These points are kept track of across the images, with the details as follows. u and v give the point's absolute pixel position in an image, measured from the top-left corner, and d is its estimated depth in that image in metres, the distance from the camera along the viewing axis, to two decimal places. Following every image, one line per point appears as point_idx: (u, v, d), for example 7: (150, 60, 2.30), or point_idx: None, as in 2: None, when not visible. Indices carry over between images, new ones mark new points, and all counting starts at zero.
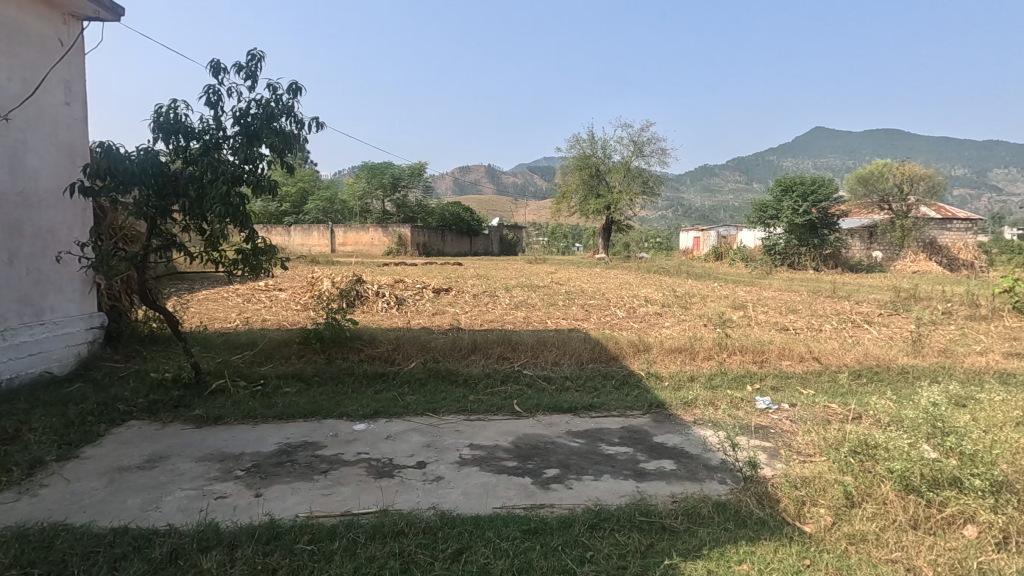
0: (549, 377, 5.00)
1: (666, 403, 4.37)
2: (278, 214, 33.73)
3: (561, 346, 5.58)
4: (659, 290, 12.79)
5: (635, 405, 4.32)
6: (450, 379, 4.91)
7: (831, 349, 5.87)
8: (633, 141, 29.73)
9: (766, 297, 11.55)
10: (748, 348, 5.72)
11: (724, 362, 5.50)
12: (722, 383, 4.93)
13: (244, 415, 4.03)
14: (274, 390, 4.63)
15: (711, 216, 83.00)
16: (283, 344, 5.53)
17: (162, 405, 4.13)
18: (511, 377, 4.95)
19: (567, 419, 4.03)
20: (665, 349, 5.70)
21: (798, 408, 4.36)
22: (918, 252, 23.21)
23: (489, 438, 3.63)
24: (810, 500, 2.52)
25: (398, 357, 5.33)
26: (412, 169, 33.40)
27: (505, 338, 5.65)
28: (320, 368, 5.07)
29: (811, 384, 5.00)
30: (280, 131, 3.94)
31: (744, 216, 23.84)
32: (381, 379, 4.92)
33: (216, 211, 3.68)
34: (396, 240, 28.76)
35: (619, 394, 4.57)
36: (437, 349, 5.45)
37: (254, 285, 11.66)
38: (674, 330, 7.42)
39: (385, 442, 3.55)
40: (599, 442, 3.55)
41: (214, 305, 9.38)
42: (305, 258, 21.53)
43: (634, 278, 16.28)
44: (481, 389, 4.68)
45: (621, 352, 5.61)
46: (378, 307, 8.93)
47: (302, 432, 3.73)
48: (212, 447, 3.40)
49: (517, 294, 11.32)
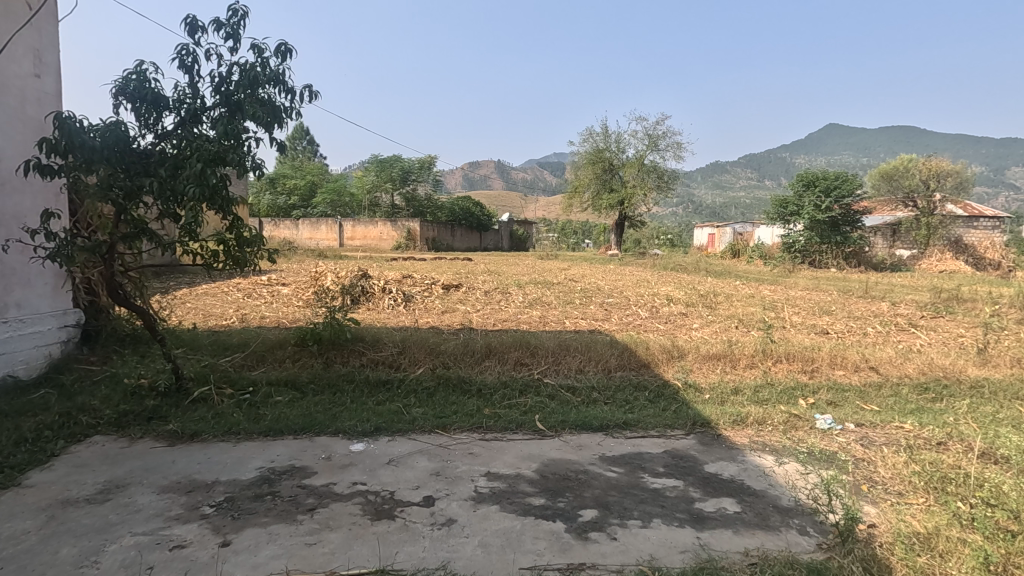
0: (574, 388, 4.42)
1: (712, 421, 3.78)
2: (286, 207, 33.47)
3: (586, 351, 4.99)
4: (680, 289, 12.14)
5: (676, 423, 3.73)
6: (461, 389, 4.35)
7: (889, 358, 5.24)
8: (648, 135, 29.00)
9: (796, 298, 10.88)
10: (795, 355, 5.10)
11: (769, 371, 4.89)
12: (771, 397, 4.32)
13: (226, 430, 3.49)
14: (263, 400, 4.10)
15: (723, 213, 81.84)
16: (277, 345, 4.99)
17: (134, 417, 3.60)
18: (531, 388, 4.37)
19: (599, 441, 3.45)
20: (702, 356, 5.10)
21: (866, 429, 3.74)
22: (944, 250, 22.23)
23: (508, 464, 3.06)
24: (937, 570, 1.93)
25: (404, 361, 4.77)
26: (422, 162, 32.93)
27: (523, 342, 5.07)
28: (317, 373, 4.53)
29: (873, 399, 4.37)
30: (268, 101, 3.39)
31: (763, 212, 23.06)
32: (385, 388, 4.36)
33: (190, 193, 3.11)
34: (405, 234, 28.31)
35: (656, 409, 3.99)
36: (447, 353, 4.88)
37: (256, 279, 11.19)
38: (705, 334, 6.81)
39: (386, 469, 2.99)
40: (641, 473, 2.98)
41: (213, 300, 8.89)
42: (313, 252, 21.11)
43: (652, 275, 15.67)
44: (498, 401, 4.12)
45: (652, 358, 5.02)
46: (384, 304, 8.39)
47: (290, 454, 3.18)
48: (181, 473, 2.86)
49: (531, 292, 10.73)
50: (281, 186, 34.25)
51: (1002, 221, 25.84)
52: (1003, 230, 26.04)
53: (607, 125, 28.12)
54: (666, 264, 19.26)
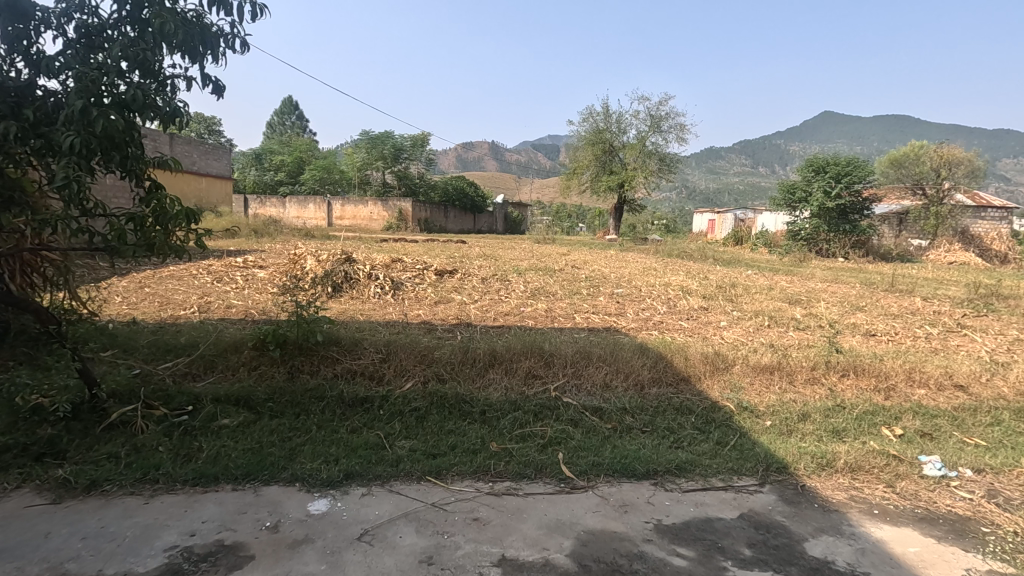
0: (601, 411, 3.53)
1: (789, 465, 2.90)
2: (272, 184, 32.30)
3: (612, 360, 4.07)
4: (693, 279, 11.23)
5: (742, 468, 2.87)
6: (459, 411, 3.44)
7: (975, 371, 4.35)
8: (651, 115, 27.89)
9: (820, 291, 9.98)
10: (865, 369, 4.20)
11: (836, 390, 4.00)
12: (849, 427, 3.44)
13: (141, 476, 2.56)
14: (203, 426, 3.17)
15: (717, 198, 81.09)
16: (231, 347, 4.02)
17: (19, 454, 2.67)
18: (548, 411, 3.48)
19: (648, 497, 2.56)
20: (753, 368, 4.19)
21: (989, 477, 2.87)
22: (953, 240, 21.31)
23: (530, 544, 2.15)
24: None
25: (388, 372, 3.84)
26: (415, 139, 31.57)
27: (535, 347, 4.14)
28: (278, 387, 3.60)
29: (975, 430, 3.50)
30: (194, 21, 2.44)
31: (769, 198, 22.15)
32: (363, 410, 3.45)
33: (66, 143, 2.11)
34: (396, 215, 27.17)
35: (711, 446, 3.11)
36: (442, 362, 3.94)
37: (230, 261, 10.19)
38: (738, 335, 5.91)
39: (355, 552, 2.07)
40: (724, 560, 2.09)
41: (176, 285, 7.91)
42: (300, 232, 20.06)
43: (658, 263, 14.78)
44: (508, 430, 3.21)
45: (693, 369, 4.10)
46: (370, 292, 7.44)
47: (222, 520, 2.26)
48: (48, 564, 1.93)
49: (532, 280, 9.77)
50: (268, 162, 33.06)
51: (1009, 212, 25.24)
52: (1009, 222, 25.46)
53: (608, 105, 26.95)
54: (670, 250, 18.34)
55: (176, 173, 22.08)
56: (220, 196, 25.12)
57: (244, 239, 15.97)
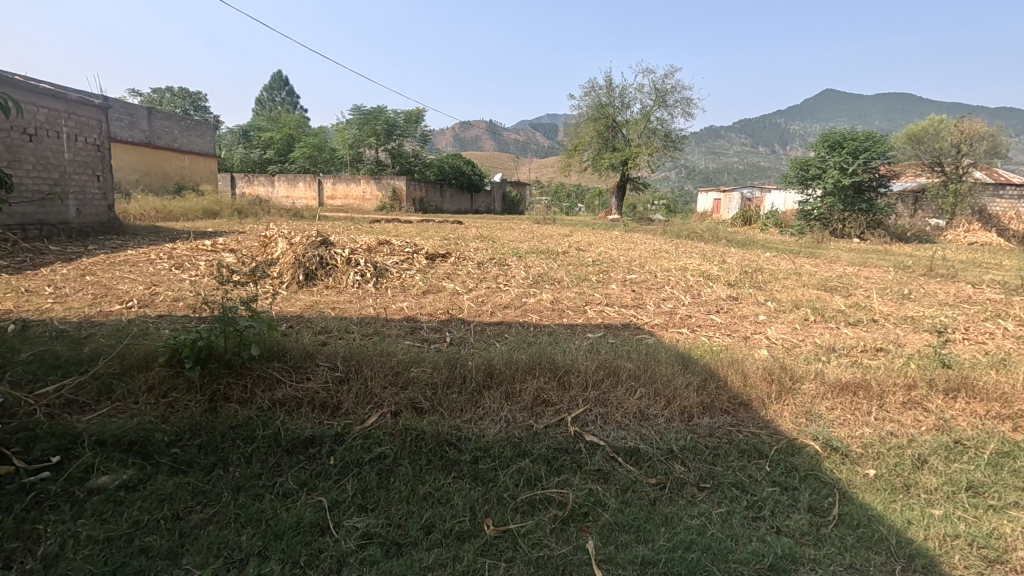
0: (639, 454, 2.54)
1: (937, 559, 1.91)
2: (261, 162, 30.98)
3: (647, 380, 3.07)
4: (710, 263, 10.16)
5: (868, 565, 1.88)
6: (441, 459, 2.43)
7: None
8: (656, 89, 26.52)
9: (855, 277, 8.93)
10: (978, 389, 3.20)
11: (945, 417, 3.01)
12: (990, 479, 2.46)
13: None
14: (66, 493, 2.16)
15: (717, 177, 79.74)
16: (140, 363, 3.00)
17: None
18: (568, 459, 2.48)
19: None
20: (832, 386, 3.20)
21: None
22: (972, 220, 20.31)
23: None
24: None
25: (348, 400, 2.83)
26: (408, 116, 30.11)
27: (544, 361, 3.13)
28: (189, 424, 2.58)
29: None
30: None
31: (780, 175, 20.95)
32: (305, 459, 2.43)
33: None
34: (389, 194, 25.91)
35: (808, 520, 2.13)
36: (421, 382, 2.93)
37: (198, 244, 9.13)
38: (786, 334, 4.89)
39: None
40: None
41: (127, 273, 6.87)
42: (287, 212, 18.83)
43: (669, 245, 13.66)
44: (511, 496, 2.21)
45: (754, 390, 3.10)
46: (347, 280, 6.42)
47: None
48: None
49: (534, 264, 8.69)
50: (256, 139, 31.70)
51: None
52: None
53: (611, 78, 25.57)
54: (678, 231, 17.21)
55: (157, 149, 20.78)
56: (204, 173, 23.82)
57: (224, 220, 14.81)
